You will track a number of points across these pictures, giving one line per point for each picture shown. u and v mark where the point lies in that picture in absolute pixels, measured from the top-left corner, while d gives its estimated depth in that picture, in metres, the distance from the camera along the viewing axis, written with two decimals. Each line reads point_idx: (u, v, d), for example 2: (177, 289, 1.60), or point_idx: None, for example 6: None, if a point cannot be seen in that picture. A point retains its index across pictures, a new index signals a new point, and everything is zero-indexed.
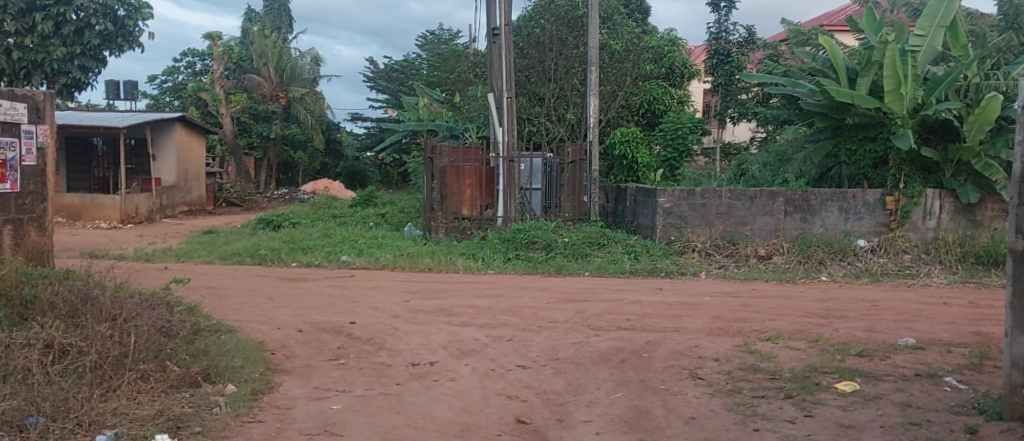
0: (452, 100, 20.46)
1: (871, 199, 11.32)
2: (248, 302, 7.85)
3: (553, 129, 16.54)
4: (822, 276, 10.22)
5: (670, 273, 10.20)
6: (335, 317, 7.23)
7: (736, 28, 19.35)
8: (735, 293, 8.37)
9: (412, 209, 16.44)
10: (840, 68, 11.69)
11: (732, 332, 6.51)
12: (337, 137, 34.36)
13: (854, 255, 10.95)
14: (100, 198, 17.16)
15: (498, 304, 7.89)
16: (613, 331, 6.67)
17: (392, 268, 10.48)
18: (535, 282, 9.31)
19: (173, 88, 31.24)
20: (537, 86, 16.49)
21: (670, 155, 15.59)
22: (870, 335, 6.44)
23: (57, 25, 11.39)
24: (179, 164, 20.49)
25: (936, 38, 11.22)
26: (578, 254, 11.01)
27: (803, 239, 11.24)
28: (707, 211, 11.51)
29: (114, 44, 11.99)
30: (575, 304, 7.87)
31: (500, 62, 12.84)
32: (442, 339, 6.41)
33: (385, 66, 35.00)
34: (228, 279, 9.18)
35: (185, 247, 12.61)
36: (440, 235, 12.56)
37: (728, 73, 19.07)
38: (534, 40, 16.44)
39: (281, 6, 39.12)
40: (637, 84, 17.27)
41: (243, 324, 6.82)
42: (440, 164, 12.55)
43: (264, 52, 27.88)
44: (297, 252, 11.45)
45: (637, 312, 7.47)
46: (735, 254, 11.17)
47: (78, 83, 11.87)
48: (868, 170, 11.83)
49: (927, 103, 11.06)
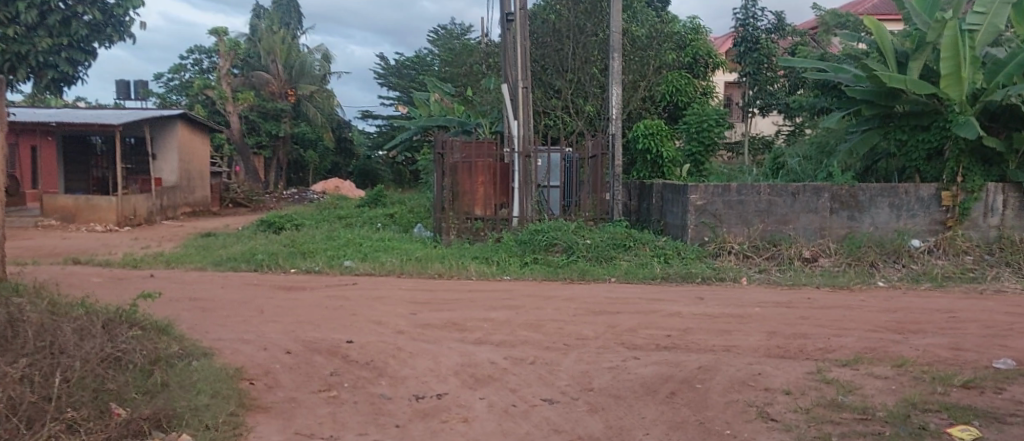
0: (464, 93, 19.73)
1: (925, 194, 10.32)
2: (232, 317, 6.92)
3: (570, 121, 15.44)
4: (877, 282, 9.10)
5: (707, 279, 9.17)
6: (330, 335, 6.30)
7: (765, 13, 17.99)
8: (787, 303, 7.36)
9: (423, 208, 15.56)
10: (889, 53, 10.65)
11: (795, 356, 5.53)
12: (348, 135, 33.68)
13: (910, 257, 9.92)
14: (96, 199, 16.35)
15: (516, 317, 6.93)
16: (654, 351, 5.72)
17: (399, 274, 9.54)
18: (557, 289, 8.35)
19: (180, 86, 30.49)
20: (553, 78, 15.51)
21: (694, 149, 14.59)
22: (956, 354, 5.46)
23: (39, 13, 7.30)
24: (181, 163, 19.67)
25: (999, 16, 10.05)
26: (603, 257, 10.02)
27: (851, 239, 10.28)
28: (745, 209, 10.52)
29: (103, 32, 7.79)
30: (606, 316, 6.90)
31: (516, 51, 11.85)
32: (453, 363, 5.46)
33: (396, 62, 34.18)
34: (216, 289, 8.26)
35: (178, 252, 11.72)
36: (452, 236, 11.62)
37: (756, 62, 17.81)
38: (549, 28, 15.50)
39: (291, 3, 38.37)
40: (660, 74, 16.23)
41: (225, 345, 5.90)
42: (452, 160, 11.57)
43: (273, 49, 26.96)
44: (297, 257, 10.51)
45: (677, 326, 6.51)
46: (776, 256, 10.12)
47: (68, 78, 7.76)
48: (920, 163, 10.74)
49: (989, 89, 9.97)
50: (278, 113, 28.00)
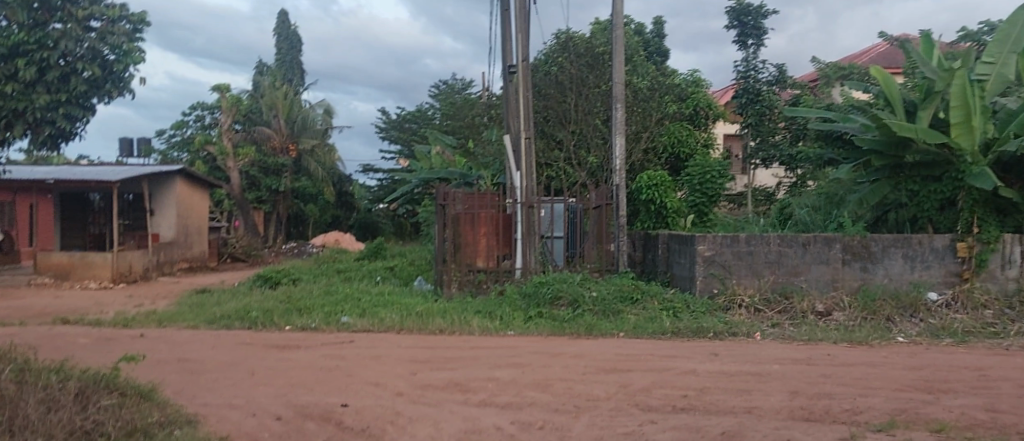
0: (466, 145, 19.66)
1: (939, 245, 10.03)
2: (222, 379, 6.57)
3: (572, 173, 15.17)
4: (897, 337, 8.70)
5: (719, 334, 8.79)
6: (325, 398, 5.94)
7: (766, 66, 18.03)
8: (806, 359, 7.02)
9: (423, 261, 15.24)
10: (896, 103, 10.54)
11: (821, 419, 5.20)
12: (349, 189, 33.56)
13: (927, 311, 9.58)
14: (91, 255, 16.05)
15: (522, 376, 6.57)
16: (671, 414, 5.36)
17: (398, 331, 9.17)
18: (564, 345, 7.99)
19: (180, 142, 30.52)
20: (554, 130, 15.33)
21: (698, 200, 14.40)
22: (995, 417, 5.14)
23: (39, 70, 6.78)
24: (179, 219, 19.44)
25: (1007, 65, 9.95)
26: (610, 311, 9.67)
27: (865, 292, 9.95)
28: (754, 260, 10.22)
29: (104, 89, 7.18)
30: (617, 374, 6.55)
31: (519, 102, 11.73)
32: (456, 428, 5.10)
33: (397, 115, 34.33)
34: (206, 349, 7.90)
35: (171, 310, 11.37)
36: (453, 289, 11.34)
37: (758, 112, 17.74)
38: (552, 80, 15.52)
39: (293, 59, 38.78)
40: (662, 124, 16.09)
41: (212, 411, 5.55)
42: (453, 211, 11.27)
43: (274, 104, 27.09)
44: (292, 313, 10.15)
45: (693, 385, 6.16)
46: (788, 310, 9.80)
47: (66, 134, 7.10)
48: (933, 213, 10.54)
49: (1001, 138, 9.79)
50: (279, 168, 27.98)
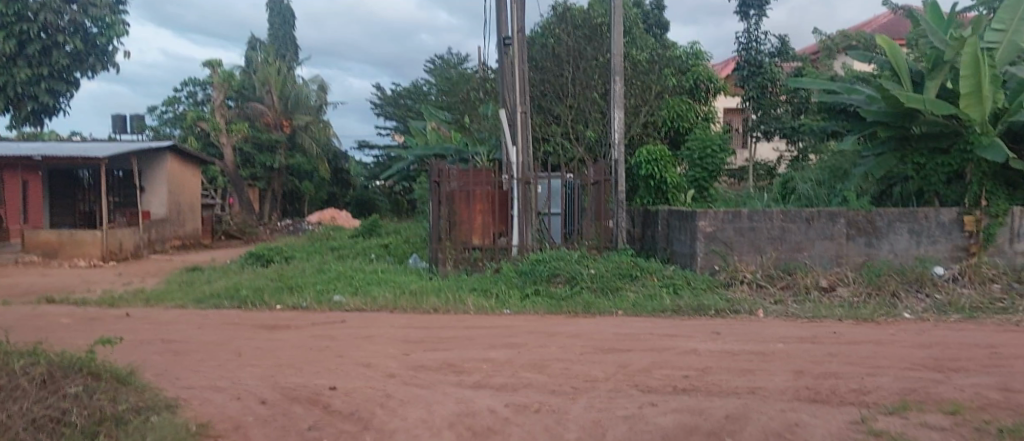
0: (461, 121, 19.33)
1: (946, 220, 9.83)
2: (207, 361, 6.33)
3: (571, 148, 14.84)
4: (903, 313, 8.48)
5: (721, 311, 8.56)
6: (312, 380, 5.70)
7: (768, 38, 17.66)
8: (812, 338, 6.79)
9: (419, 239, 15.00)
10: (903, 73, 10.24)
11: (829, 400, 4.97)
12: (344, 166, 33.22)
13: (934, 285, 9.35)
14: (80, 233, 15.77)
15: (518, 356, 6.33)
16: (672, 395, 5.13)
17: (392, 310, 8.94)
18: (561, 324, 7.76)
19: (173, 119, 30.13)
20: (552, 105, 15.06)
21: (699, 175, 14.07)
22: (1010, 396, 4.92)
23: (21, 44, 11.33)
24: (170, 196, 19.16)
25: (1018, 33, 9.66)
26: (608, 288, 9.44)
27: (869, 268, 9.74)
28: (756, 236, 10.00)
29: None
30: (616, 354, 6.32)
31: (513, 74, 11.39)
32: (448, 412, 4.87)
33: (392, 91, 33.89)
34: (192, 330, 7.66)
35: (160, 288, 11.13)
36: (448, 267, 11.11)
37: (760, 86, 17.41)
38: (549, 53, 15.15)
39: (285, 34, 38.24)
40: (662, 98, 15.76)
41: (193, 395, 5.32)
42: (448, 188, 11.02)
43: (267, 79, 26.69)
44: (283, 292, 9.91)
45: (695, 365, 5.93)
46: (792, 286, 9.56)
47: (46, 108, 12.24)
48: (940, 186, 10.30)
49: (1012, 109, 9.53)
50: (272, 144, 27.64)
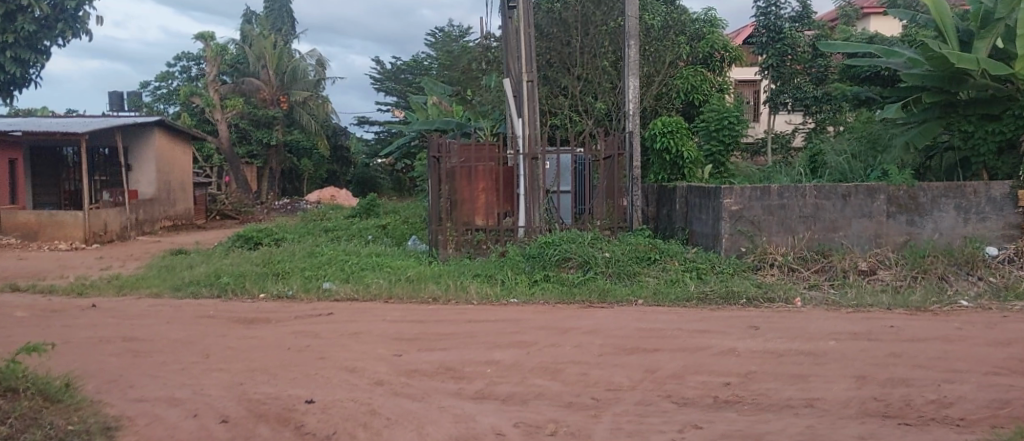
0: (463, 93, 18.30)
1: (997, 195, 8.88)
2: (168, 364, 5.46)
3: (579, 121, 13.98)
4: (959, 300, 7.53)
5: (753, 300, 7.65)
6: (286, 390, 4.83)
7: (788, 2, 16.47)
8: (866, 334, 5.89)
9: (420, 220, 14.08)
10: (949, 33, 9.21)
11: (907, 416, 4.09)
12: (343, 143, 32.24)
13: (986, 268, 8.42)
14: (60, 214, 14.92)
15: (527, 358, 5.45)
16: (715, 411, 4.25)
17: (386, 299, 8.06)
18: (577, 318, 6.85)
19: (167, 95, 29.13)
20: (559, 75, 14.07)
21: (714, 149, 13.03)
22: None
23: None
24: (160, 174, 18.29)
25: None
26: (625, 273, 8.54)
27: (912, 248, 8.83)
28: (788, 214, 9.05)
29: (57, 30, 5.60)
30: (640, 355, 5.44)
31: (518, 41, 10.31)
32: (445, 435, 4.00)
33: (392, 66, 32.78)
34: (160, 324, 6.80)
35: (137, 275, 10.24)
36: (449, 250, 10.16)
37: (780, 53, 16.26)
38: (554, 19, 14.01)
39: (282, 7, 36.97)
40: (677, 68, 14.79)
41: (141, 410, 4.46)
42: (448, 164, 10.13)
43: (263, 54, 25.59)
44: (268, 279, 9.04)
45: (736, 370, 5.04)
46: (827, 270, 8.64)
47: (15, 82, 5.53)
48: (989, 158, 9.31)
49: None
50: (269, 121, 26.60)
